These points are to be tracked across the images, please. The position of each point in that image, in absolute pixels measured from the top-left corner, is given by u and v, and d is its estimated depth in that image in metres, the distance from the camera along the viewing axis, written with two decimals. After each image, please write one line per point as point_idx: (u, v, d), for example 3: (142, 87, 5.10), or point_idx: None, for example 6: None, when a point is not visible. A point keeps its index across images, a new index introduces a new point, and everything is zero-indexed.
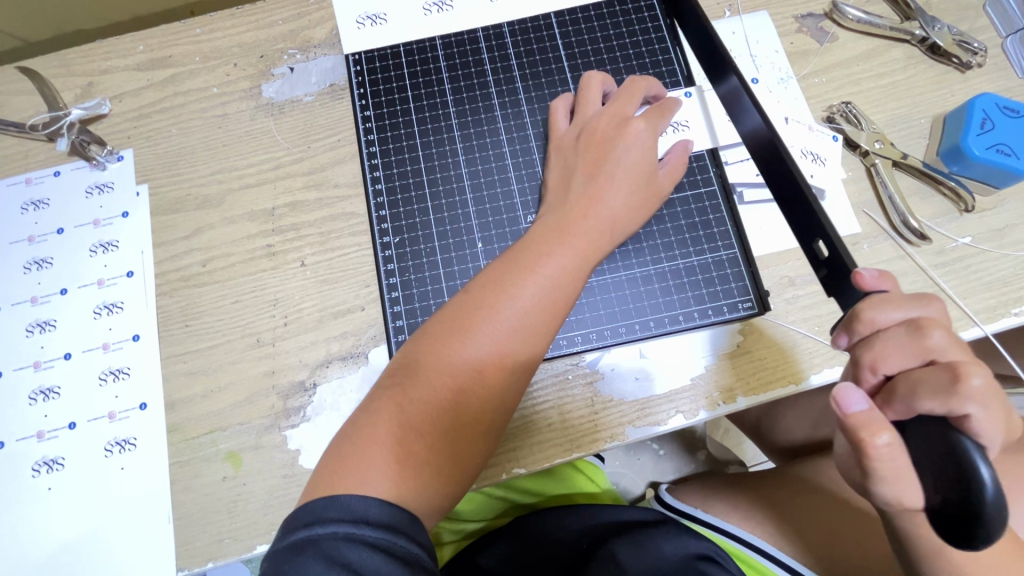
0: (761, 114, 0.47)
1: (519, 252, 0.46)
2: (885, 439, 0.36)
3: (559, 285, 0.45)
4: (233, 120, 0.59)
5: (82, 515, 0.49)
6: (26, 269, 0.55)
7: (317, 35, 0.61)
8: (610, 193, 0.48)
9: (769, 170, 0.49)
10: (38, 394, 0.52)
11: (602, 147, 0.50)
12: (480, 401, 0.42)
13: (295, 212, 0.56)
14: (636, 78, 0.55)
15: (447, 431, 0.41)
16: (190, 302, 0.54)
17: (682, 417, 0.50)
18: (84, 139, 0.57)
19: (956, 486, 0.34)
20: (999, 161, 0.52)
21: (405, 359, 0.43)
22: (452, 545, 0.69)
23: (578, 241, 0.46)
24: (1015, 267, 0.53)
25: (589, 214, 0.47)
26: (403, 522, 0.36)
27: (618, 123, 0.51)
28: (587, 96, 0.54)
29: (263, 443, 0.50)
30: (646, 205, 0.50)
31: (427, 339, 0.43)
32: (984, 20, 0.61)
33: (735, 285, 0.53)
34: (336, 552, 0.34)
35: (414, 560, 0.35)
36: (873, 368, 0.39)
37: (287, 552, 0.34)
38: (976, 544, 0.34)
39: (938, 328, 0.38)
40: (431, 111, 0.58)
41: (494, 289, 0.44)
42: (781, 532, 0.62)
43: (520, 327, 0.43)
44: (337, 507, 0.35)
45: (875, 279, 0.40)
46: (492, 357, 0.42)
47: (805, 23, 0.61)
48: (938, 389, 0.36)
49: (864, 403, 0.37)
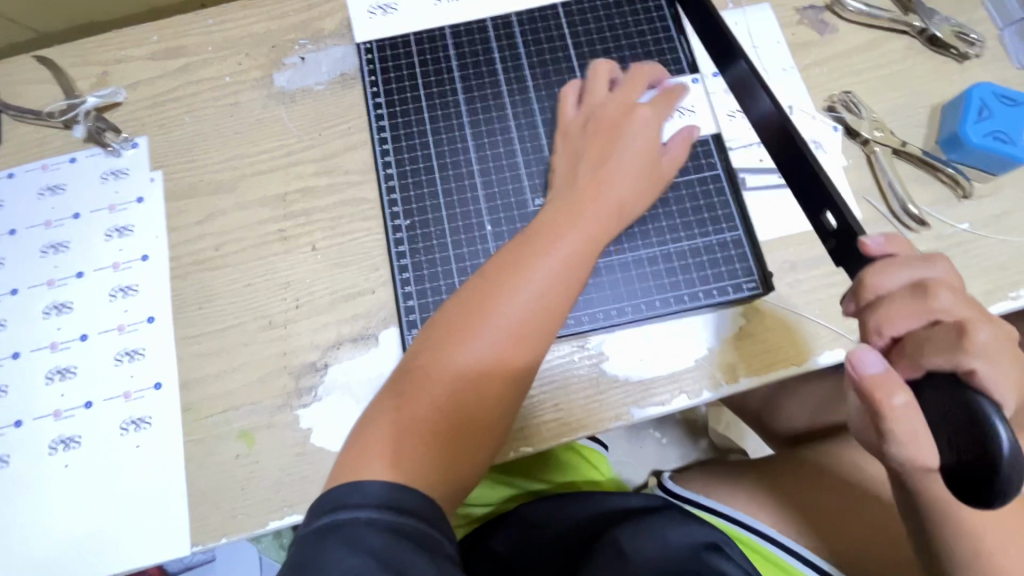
0: (772, 100, 0.49)
1: (530, 237, 0.47)
2: (901, 400, 0.38)
3: (570, 267, 0.46)
4: (245, 109, 0.60)
5: (99, 490, 0.50)
6: (43, 252, 0.56)
7: (328, 25, 0.62)
8: (619, 177, 0.50)
9: (784, 156, 0.50)
10: (55, 373, 0.53)
11: (610, 133, 0.51)
12: (497, 381, 0.43)
13: (306, 198, 0.57)
14: (639, 66, 0.56)
15: (464, 411, 0.42)
16: (204, 284, 0.55)
17: (685, 397, 0.51)
18: (100, 126, 0.59)
19: (976, 444, 0.35)
20: (995, 148, 0.54)
21: (422, 345, 0.44)
22: (464, 528, 0.71)
23: (588, 223, 0.47)
24: (1012, 252, 0.54)
25: (598, 198, 0.48)
26: (424, 508, 0.37)
27: (624, 110, 0.53)
28: (595, 82, 0.55)
29: (275, 422, 0.51)
30: (653, 187, 0.52)
31: (442, 326, 0.44)
32: (982, 12, 0.62)
33: (738, 266, 0.54)
34: (357, 536, 0.34)
35: (432, 545, 0.35)
36: (879, 331, 0.41)
37: (314, 535, 0.35)
38: (992, 502, 0.35)
39: (944, 290, 0.40)
40: (441, 98, 0.60)
41: (506, 273, 0.45)
42: (782, 516, 0.63)
43: (534, 309, 0.44)
44: (358, 493, 0.36)
45: (881, 245, 0.42)
46: (503, 338, 0.43)
47: (806, 15, 0.62)
48: (946, 346, 0.39)
49: (880, 364, 0.39)
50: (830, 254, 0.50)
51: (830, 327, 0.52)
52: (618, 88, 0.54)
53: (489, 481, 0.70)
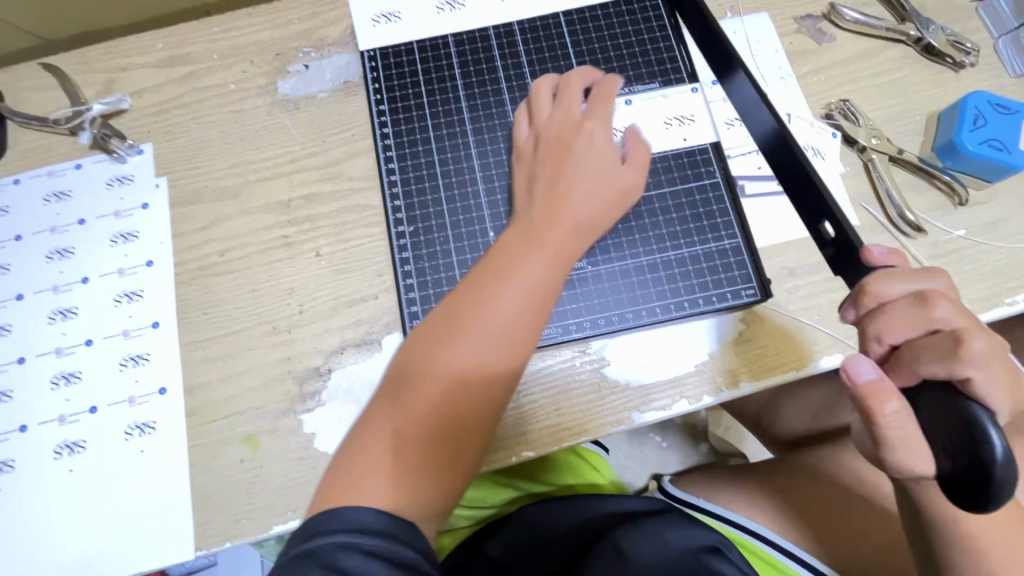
0: (773, 113, 0.49)
1: (488, 262, 0.47)
2: (893, 407, 0.38)
3: (531, 284, 0.46)
4: (249, 116, 0.60)
5: (103, 495, 0.51)
6: (49, 258, 0.57)
7: (332, 33, 0.63)
8: (578, 192, 0.50)
9: (781, 165, 0.51)
10: (60, 378, 0.54)
11: (566, 153, 0.52)
12: (467, 401, 0.43)
13: (310, 204, 0.58)
14: (571, 74, 0.57)
15: (440, 432, 0.42)
16: (208, 290, 0.56)
17: (686, 402, 0.52)
18: (106, 133, 0.59)
19: (969, 451, 0.36)
20: (990, 156, 0.54)
21: (387, 378, 0.44)
22: (464, 530, 0.70)
23: (549, 242, 0.48)
24: (1008, 259, 0.54)
25: (559, 215, 0.49)
26: (401, 530, 0.38)
27: (572, 128, 0.53)
28: (539, 104, 0.56)
29: (279, 426, 0.52)
30: (618, 193, 0.52)
31: (405, 357, 0.45)
32: (977, 22, 0.63)
33: (738, 272, 0.54)
34: (336, 559, 0.35)
35: (412, 565, 0.36)
36: (879, 338, 0.42)
37: (291, 561, 0.35)
38: (987, 506, 0.36)
39: (943, 300, 0.41)
40: (443, 106, 0.60)
41: (461, 299, 0.45)
42: (781, 520, 0.64)
43: (493, 329, 0.44)
44: (337, 520, 0.37)
45: (883, 254, 0.43)
46: (465, 358, 0.43)
47: (804, 24, 0.63)
48: (943, 354, 0.39)
49: (873, 372, 0.39)
50: (828, 262, 0.51)
51: (828, 332, 0.53)
52: (557, 105, 0.55)
53: (490, 483, 0.70)
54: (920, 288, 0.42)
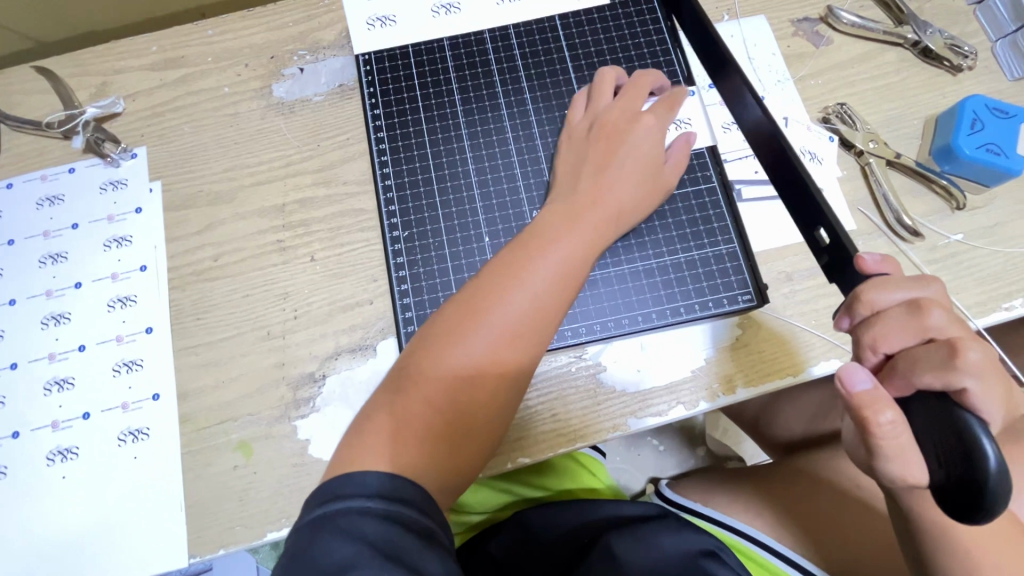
0: (761, 107, 0.49)
1: (529, 238, 0.47)
2: (889, 417, 0.38)
3: (567, 270, 0.46)
4: (244, 119, 0.60)
5: (95, 502, 0.50)
6: (41, 263, 0.56)
7: (327, 36, 0.62)
8: (619, 184, 0.50)
9: (773, 165, 0.51)
10: (52, 384, 0.53)
11: (612, 139, 0.52)
12: (493, 381, 0.43)
13: (305, 209, 0.57)
14: (645, 73, 0.57)
15: (460, 410, 0.42)
16: (202, 295, 0.55)
17: (683, 408, 0.51)
18: (98, 137, 0.59)
19: (962, 461, 0.36)
20: (987, 160, 0.54)
21: (422, 343, 0.44)
22: (460, 536, 0.71)
23: (586, 228, 0.48)
24: (1005, 263, 0.54)
25: (597, 203, 0.49)
26: (417, 496, 0.37)
27: (628, 117, 0.53)
28: (600, 89, 0.56)
29: (273, 433, 0.51)
30: (653, 194, 0.52)
31: (441, 324, 0.44)
32: (974, 25, 0.62)
33: (734, 277, 0.54)
34: (350, 526, 0.34)
35: (427, 531, 0.36)
36: (873, 347, 0.42)
37: (308, 528, 0.35)
38: (980, 518, 0.35)
39: (936, 308, 0.41)
40: (439, 110, 0.60)
41: (504, 272, 0.45)
42: (779, 524, 0.63)
43: (530, 310, 0.44)
44: (354, 484, 0.36)
45: (877, 262, 0.43)
46: (502, 339, 0.44)
47: (801, 27, 0.63)
48: (937, 363, 0.39)
49: (868, 382, 0.38)
50: (823, 270, 0.51)
51: (823, 336, 0.52)
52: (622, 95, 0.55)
53: (486, 488, 0.70)
54: (915, 296, 0.42)
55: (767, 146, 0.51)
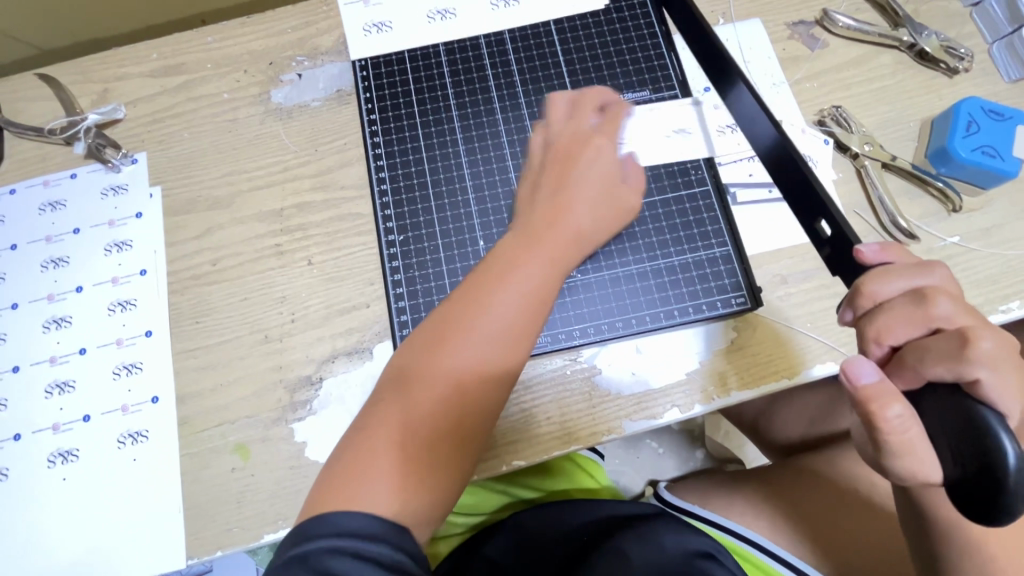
0: (771, 121, 0.48)
1: (493, 264, 0.47)
2: (896, 411, 0.36)
3: (534, 291, 0.46)
4: (242, 125, 0.61)
5: (94, 503, 0.51)
6: (43, 267, 0.57)
7: (325, 42, 0.63)
8: (583, 203, 0.51)
9: (781, 173, 0.50)
10: (53, 387, 0.54)
11: (569, 160, 0.52)
12: (469, 404, 0.43)
13: (302, 213, 0.58)
14: (588, 91, 0.57)
15: (440, 441, 0.42)
16: (201, 299, 0.56)
17: (678, 410, 0.51)
18: (100, 142, 0.60)
19: (980, 457, 0.34)
20: (984, 162, 0.54)
21: (389, 379, 0.44)
22: (454, 539, 0.70)
23: (550, 248, 0.48)
24: (1002, 266, 0.54)
25: (561, 221, 0.49)
26: (388, 532, 0.36)
27: (579, 138, 0.54)
28: (553, 114, 0.56)
29: (270, 435, 0.52)
30: (616, 210, 0.53)
31: (404, 359, 0.44)
32: (971, 27, 0.62)
33: (728, 280, 0.54)
34: (323, 563, 0.34)
35: (400, 567, 0.35)
36: (877, 340, 0.39)
37: (279, 567, 0.34)
38: (999, 516, 0.34)
39: (943, 297, 0.38)
40: (434, 115, 0.60)
41: (467, 301, 0.45)
42: (779, 528, 0.63)
43: (498, 333, 0.44)
44: (326, 524, 0.36)
45: (876, 253, 0.42)
46: (474, 367, 0.43)
47: (797, 30, 0.63)
48: (946, 354, 0.36)
49: (874, 374, 0.36)
50: (825, 262, 0.50)
51: (818, 339, 0.52)
52: (571, 117, 0.55)
53: (484, 490, 0.69)
54: (916, 284, 0.40)
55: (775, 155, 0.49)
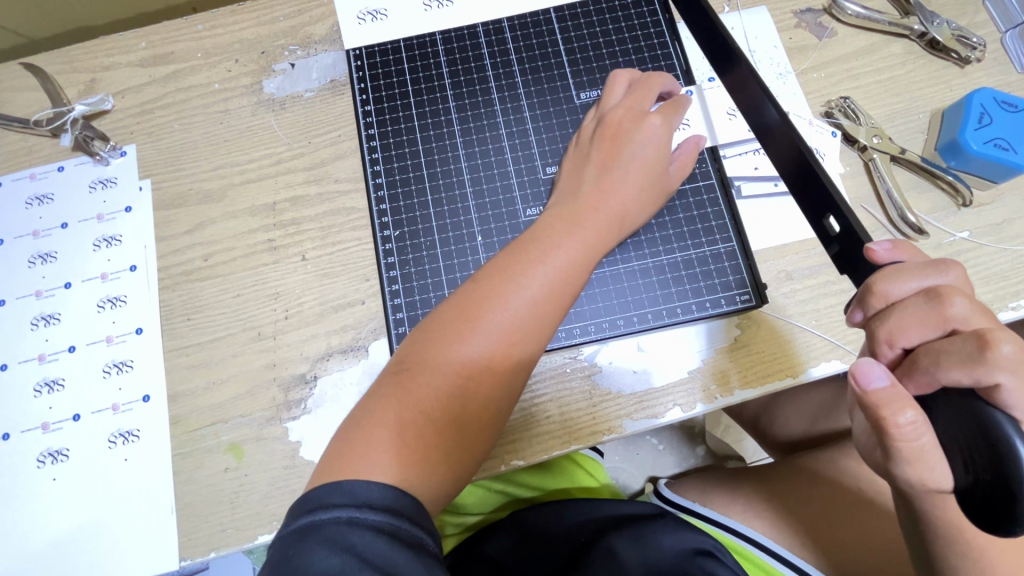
0: (777, 108, 0.47)
1: (529, 241, 0.46)
2: (909, 418, 0.35)
3: (567, 275, 0.45)
4: (234, 116, 0.59)
5: (85, 504, 0.50)
6: (30, 263, 0.56)
7: (319, 31, 0.61)
8: (622, 189, 0.49)
9: (790, 163, 0.48)
10: (42, 385, 0.53)
11: (614, 139, 0.51)
12: (487, 388, 0.42)
13: (296, 207, 0.56)
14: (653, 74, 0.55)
15: (451, 418, 0.41)
16: (192, 295, 0.55)
17: (680, 410, 0.50)
18: (87, 134, 0.58)
19: (992, 464, 0.33)
20: (996, 155, 0.53)
21: (414, 348, 0.43)
22: (454, 537, 0.69)
23: (586, 232, 0.47)
24: (1013, 261, 0.53)
25: (599, 205, 0.48)
26: (405, 505, 0.36)
27: (635, 116, 0.52)
28: (612, 90, 0.54)
29: (264, 435, 0.51)
30: (654, 201, 0.51)
31: (433, 329, 0.43)
32: (983, 15, 0.61)
33: (732, 277, 0.53)
34: (338, 536, 0.33)
35: (420, 544, 0.34)
36: (890, 342, 0.38)
37: (291, 538, 0.34)
38: (1012, 526, 0.32)
39: (959, 296, 0.37)
40: (430, 106, 0.59)
41: (500, 277, 0.44)
42: (782, 528, 0.62)
43: (527, 316, 0.43)
44: (341, 493, 0.35)
45: (889, 251, 0.41)
46: (499, 348, 0.43)
47: (804, 18, 0.61)
48: (964, 358, 0.35)
49: (885, 379, 0.36)
50: (832, 260, 0.49)
51: (824, 337, 0.51)
52: (629, 94, 0.53)
53: (483, 489, 0.67)
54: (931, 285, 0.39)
55: (786, 151, 0.48)
